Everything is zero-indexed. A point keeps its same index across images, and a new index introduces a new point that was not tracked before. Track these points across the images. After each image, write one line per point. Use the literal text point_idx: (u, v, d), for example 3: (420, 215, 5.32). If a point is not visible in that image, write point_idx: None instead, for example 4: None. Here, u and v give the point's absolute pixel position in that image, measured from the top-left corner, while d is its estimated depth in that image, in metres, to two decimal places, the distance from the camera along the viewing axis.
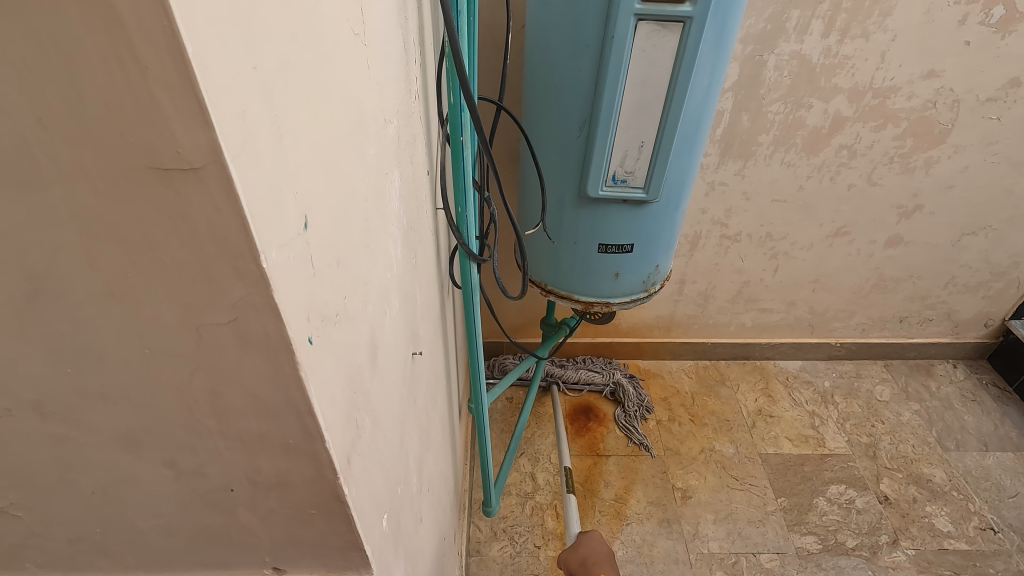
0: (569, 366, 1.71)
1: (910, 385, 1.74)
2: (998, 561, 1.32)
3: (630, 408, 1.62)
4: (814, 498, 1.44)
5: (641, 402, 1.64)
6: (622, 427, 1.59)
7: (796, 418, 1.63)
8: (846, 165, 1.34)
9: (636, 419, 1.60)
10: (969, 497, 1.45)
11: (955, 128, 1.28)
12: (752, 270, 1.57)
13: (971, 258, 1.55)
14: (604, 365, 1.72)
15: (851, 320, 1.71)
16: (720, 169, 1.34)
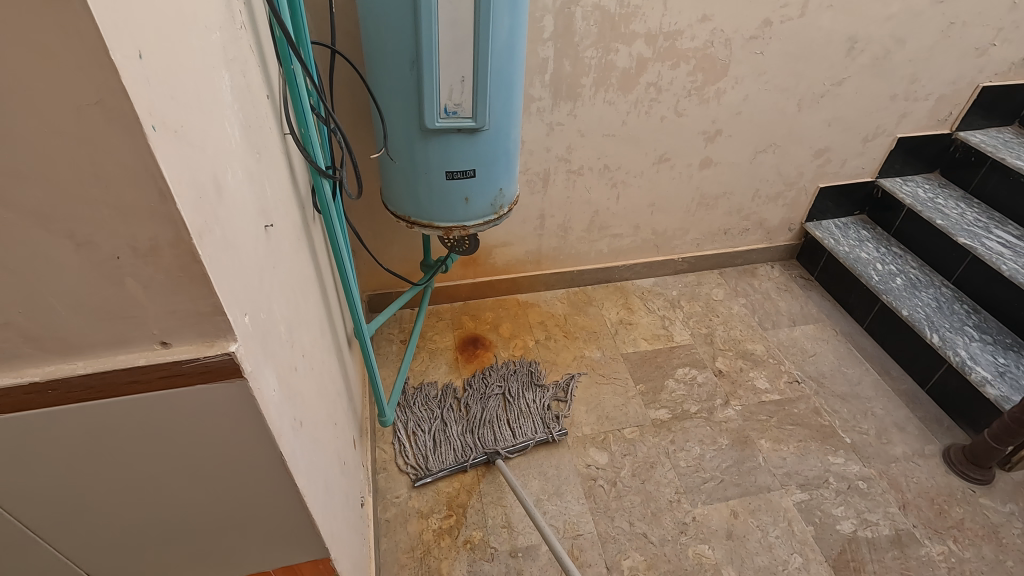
0: (472, 401, 1.63)
1: (739, 285, 2.10)
2: (801, 402, 1.69)
3: (544, 413, 1.61)
4: (665, 380, 1.74)
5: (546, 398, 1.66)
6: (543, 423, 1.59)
7: (650, 322, 1.94)
8: (656, 100, 1.62)
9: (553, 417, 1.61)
10: (781, 361, 1.81)
11: (732, 63, 1.59)
12: (599, 200, 1.82)
13: (767, 172, 1.91)
14: (501, 380, 1.69)
15: (687, 236, 2.04)
16: (555, 111, 1.57)
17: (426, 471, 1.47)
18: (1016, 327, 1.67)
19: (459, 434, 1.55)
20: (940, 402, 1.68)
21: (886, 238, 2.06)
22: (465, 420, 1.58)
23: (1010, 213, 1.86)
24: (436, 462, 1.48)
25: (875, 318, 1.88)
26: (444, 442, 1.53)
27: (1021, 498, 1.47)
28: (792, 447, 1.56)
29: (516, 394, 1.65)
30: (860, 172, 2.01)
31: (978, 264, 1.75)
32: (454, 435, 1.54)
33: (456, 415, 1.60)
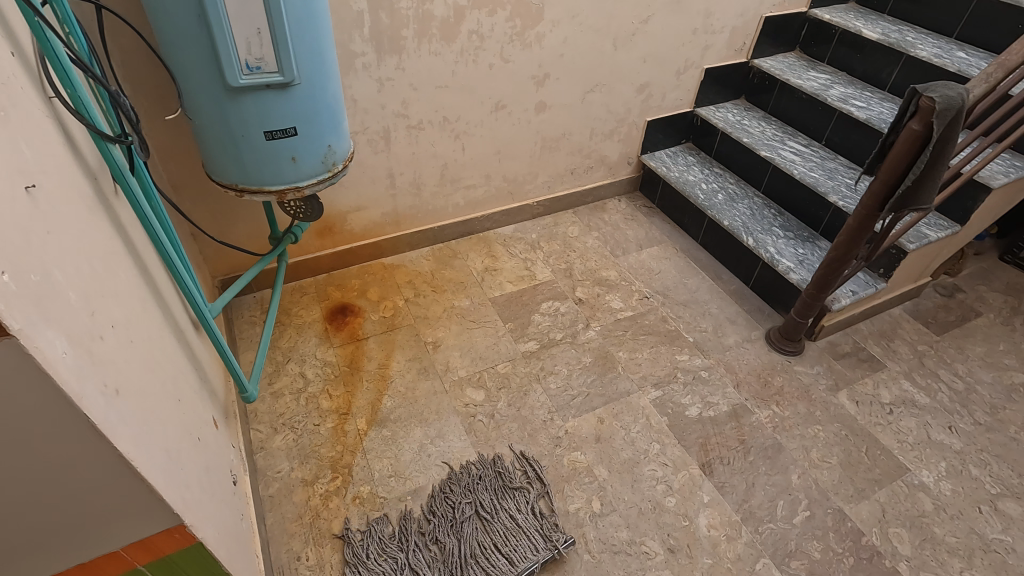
0: (444, 531, 1.32)
1: (591, 221, 2.26)
2: (651, 314, 1.88)
3: (532, 519, 1.34)
4: (532, 316, 1.85)
5: (532, 499, 1.38)
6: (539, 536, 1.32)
7: (514, 266, 2.04)
8: (481, 48, 1.67)
9: (545, 521, 1.34)
10: (632, 282, 2.00)
11: (545, 7, 1.67)
12: (445, 153, 1.86)
13: (598, 111, 2.05)
14: (471, 490, 1.40)
15: (538, 180, 2.14)
16: (381, 66, 1.56)
17: None
18: (810, 221, 1.97)
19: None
20: (761, 294, 1.95)
21: (709, 162, 2.31)
22: (442, 564, 1.27)
23: (799, 127, 2.17)
24: None
25: (706, 232, 2.11)
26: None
27: (824, 360, 1.77)
28: (645, 354, 1.75)
29: (491, 509, 1.36)
30: (679, 103, 2.22)
31: (778, 172, 2.03)
32: None
33: (428, 556, 1.28)
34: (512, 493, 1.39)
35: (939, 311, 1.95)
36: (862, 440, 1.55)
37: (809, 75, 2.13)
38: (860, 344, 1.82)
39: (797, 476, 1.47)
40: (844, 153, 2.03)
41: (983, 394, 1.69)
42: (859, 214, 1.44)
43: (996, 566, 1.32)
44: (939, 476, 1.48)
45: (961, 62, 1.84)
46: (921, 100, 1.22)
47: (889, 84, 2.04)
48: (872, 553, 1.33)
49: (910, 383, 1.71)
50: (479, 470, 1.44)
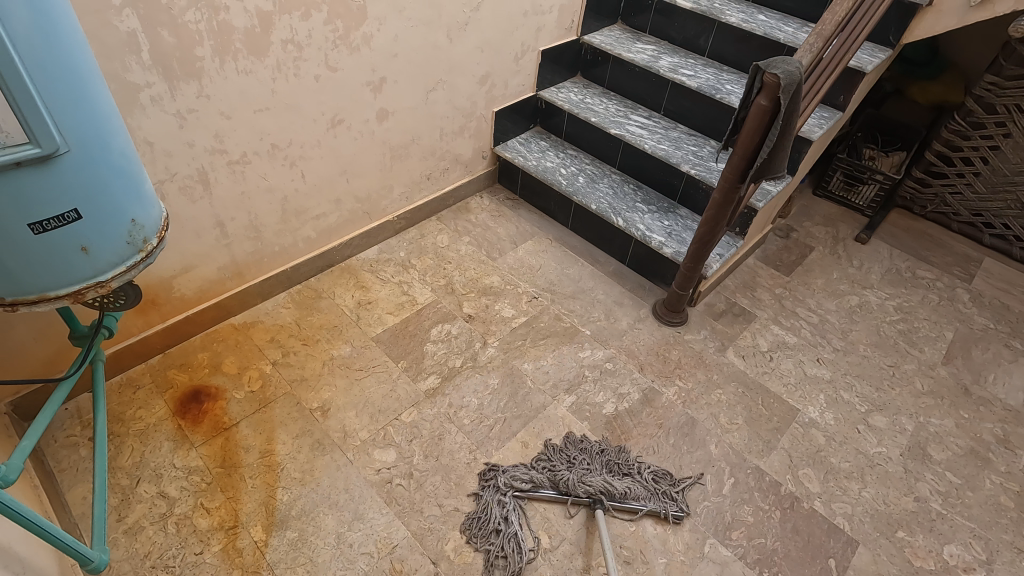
0: (579, 464, 1.43)
1: (458, 225, 2.11)
2: (544, 315, 1.82)
3: (650, 491, 1.40)
4: (424, 347, 1.68)
5: (660, 480, 1.43)
6: (652, 498, 1.39)
7: (389, 293, 1.83)
8: (301, 58, 1.40)
9: (662, 498, 1.39)
10: (517, 284, 1.91)
11: (367, 4, 1.45)
12: (282, 185, 1.57)
13: (443, 109, 1.88)
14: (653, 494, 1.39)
15: (394, 193, 1.93)
16: (177, 96, 1.24)
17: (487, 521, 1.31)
18: (667, 191, 2.04)
19: (543, 470, 1.41)
20: (639, 271, 1.99)
21: (561, 143, 2.28)
22: (555, 485, 1.39)
23: (637, 99, 2.21)
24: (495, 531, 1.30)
25: (575, 217, 2.09)
26: (520, 480, 1.39)
27: (708, 323, 1.86)
28: (550, 360, 1.69)
29: (619, 469, 1.44)
30: (522, 89, 2.14)
31: (630, 148, 2.06)
32: (540, 476, 1.39)
33: (545, 471, 1.41)
34: (650, 474, 1.43)
35: (783, 252, 2.16)
36: (757, 394, 1.67)
37: (637, 48, 2.17)
38: (731, 299, 1.95)
39: (716, 446, 1.53)
40: (683, 121, 2.11)
41: (834, 322, 1.91)
42: (723, 189, 1.48)
43: (882, 477, 1.50)
44: (823, 409, 1.65)
45: (765, 25, 1.99)
46: (765, 77, 1.26)
47: (707, 50, 2.16)
48: (792, 501, 1.43)
49: (779, 327, 1.87)
50: (630, 466, 1.45)
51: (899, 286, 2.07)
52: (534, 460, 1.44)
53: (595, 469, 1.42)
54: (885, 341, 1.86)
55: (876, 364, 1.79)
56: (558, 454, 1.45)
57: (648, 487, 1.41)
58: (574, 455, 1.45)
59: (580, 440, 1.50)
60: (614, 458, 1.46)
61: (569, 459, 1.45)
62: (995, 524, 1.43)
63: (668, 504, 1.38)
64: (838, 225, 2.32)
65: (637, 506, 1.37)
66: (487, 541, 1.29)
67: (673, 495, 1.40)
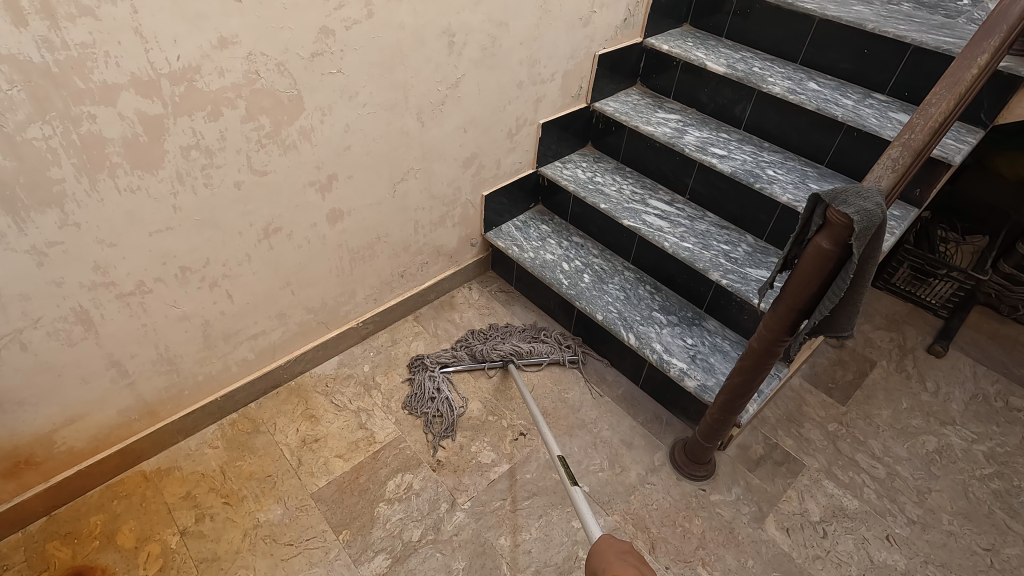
0: (494, 339, 1.71)
1: (438, 328, 1.77)
2: (531, 461, 1.45)
3: (555, 349, 1.70)
4: (375, 510, 1.33)
5: (565, 338, 1.74)
6: (556, 348, 1.70)
7: (342, 427, 1.49)
8: (212, 164, 1.09)
9: (564, 353, 1.69)
10: (501, 413, 1.56)
11: (303, 93, 1.14)
12: (201, 310, 1.26)
13: (418, 200, 1.56)
14: (557, 346, 1.71)
15: (357, 297, 1.61)
16: (29, 228, 0.94)
17: (421, 390, 1.57)
18: (692, 297, 1.66)
19: (466, 346, 1.69)
20: (655, 398, 1.60)
21: (566, 227, 1.92)
22: (476, 359, 1.65)
23: (658, 177, 1.85)
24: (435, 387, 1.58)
25: (578, 322, 1.73)
26: (447, 357, 1.66)
27: (741, 477, 1.46)
28: (534, 532, 1.32)
29: (529, 340, 1.72)
30: (520, 166, 1.80)
31: (647, 242, 1.69)
32: (465, 356, 1.66)
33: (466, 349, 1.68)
34: (555, 336, 1.74)
35: (838, 370, 1.74)
36: None
37: (658, 117, 1.81)
38: (771, 440, 1.54)
39: None
40: (713, 207, 1.74)
41: (906, 477, 1.48)
42: (764, 337, 1.11)
43: None
44: None
45: (818, 97, 1.61)
46: (829, 211, 0.89)
47: (745, 121, 1.78)
48: None
49: (835, 485, 1.46)
50: (537, 331, 1.76)
51: (988, 423, 1.63)
52: (461, 338, 1.73)
53: (509, 337, 1.72)
54: (975, 509, 1.43)
55: (965, 547, 1.35)
56: (480, 333, 1.74)
57: (550, 343, 1.72)
58: (494, 332, 1.75)
59: (503, 322, 1.80)
60: (529, 330, 1.76)
61: (490, 335, 1.74)
62: None
63: (565, 351, 1.70)
64: (904, 330, 1.90)
65: (541, 357, 1.67)
66: (424, 407, 1.54)
67: (572, 345, 1.72)
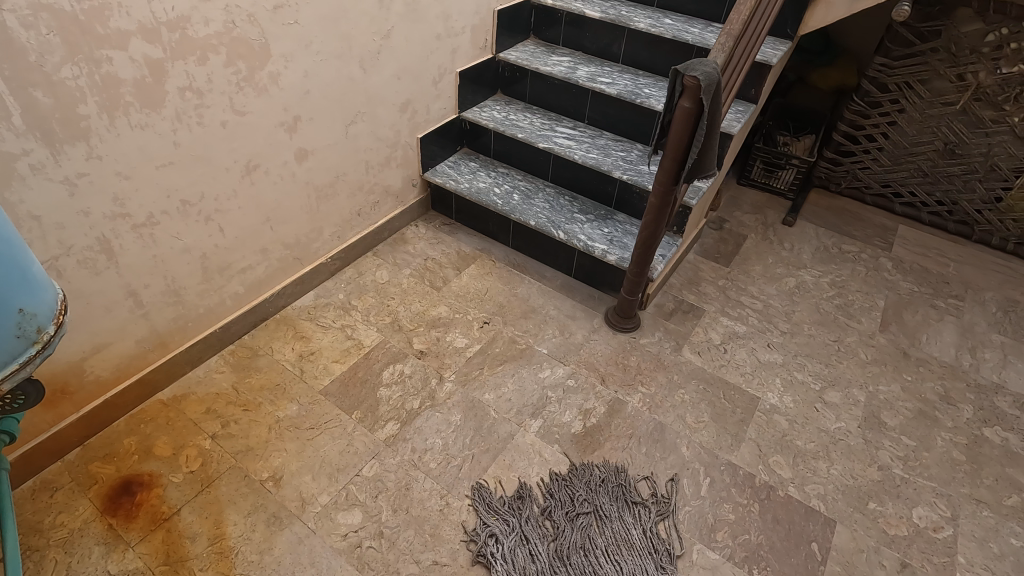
0: (568, 541, 1.32)
1: (397, 258, 2.03)
2: (498, 340, 1.77)
3: (648, 558, 1.30)
4: (377, 393, 1.59)
5: (659, 541, 1.33)
6: (650, 556, 1.31)
7: (332, 340, 1.73)
8: (203, 104, 1.30)
9: (662, 565, 1.29)
10: (466, 312, 1.85)
11: (270, 41, 1.37)
12: (199, 242, 1.45)
13: (366, 142, 1.81)
14: (646, 551, 1.31)
15: (325, 234, 1.84)
16: (63, 161, 1.11)
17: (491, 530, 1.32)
18: (603, 199, 2.05)
19: (531, 557, 1.29)
20: (587, 282, 1.98)
21: (491, 162, 2.25)
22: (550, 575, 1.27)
23: (560, 110, 2.22)
24: (505, 536, 1.31)
25: (515, 235, 2.06)
26: (510, 547, 1.30)
27: (660, 324, 1.87)
28: (511, 386, 1.64)
29: (613, 542, 1.33)
30: (445, 112, 2.10)
31: (560, 161, 2.06)
32: (533, 565, 1.28)
33: (533, 548, 1.31)
34: (647, 534, 1.34)
35: (720, 244, 2.22)
36: (718, 388, 1.68)
37: (553, 60, 2.18)
38: (678, 297, 1.97)
39: (687, 448, 1.52)
40: (608, 127, 2.13)
41: (777, 306, 1.96)
42: (659, 192, 1.49)
43: (846, 452, 1.54)
44: (781, 393, 1.68)
45: (673, 29, 2.05)
46: (685, 79, 1.28)
47: (622, 57, 2.19)
48: (768, 491, 1.44)
49: (728, 318, 1.91)
50: (622, 526, 1.36)
51: (829, 263, 2.16)
52: (528, 524, 1.35)
53: (590, 535, 1.34)
54: (825, 318, 1.93)
55: (821, 341, 1.84)
56: (554, 513, 1.37)
57: (643, 553, 1.31)
58: (571, 525, 1.35)
59: (580, 485, 1.42)
60: (606, 497, 1.40)
61: (570, 510, 1.38)
62: (953, 480, 1.49)
63: (666, 568, 1.28)
64: (765, 211, 2.41)
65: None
66: (488, 549, 1.29)
67: (665, 557, 1.30)
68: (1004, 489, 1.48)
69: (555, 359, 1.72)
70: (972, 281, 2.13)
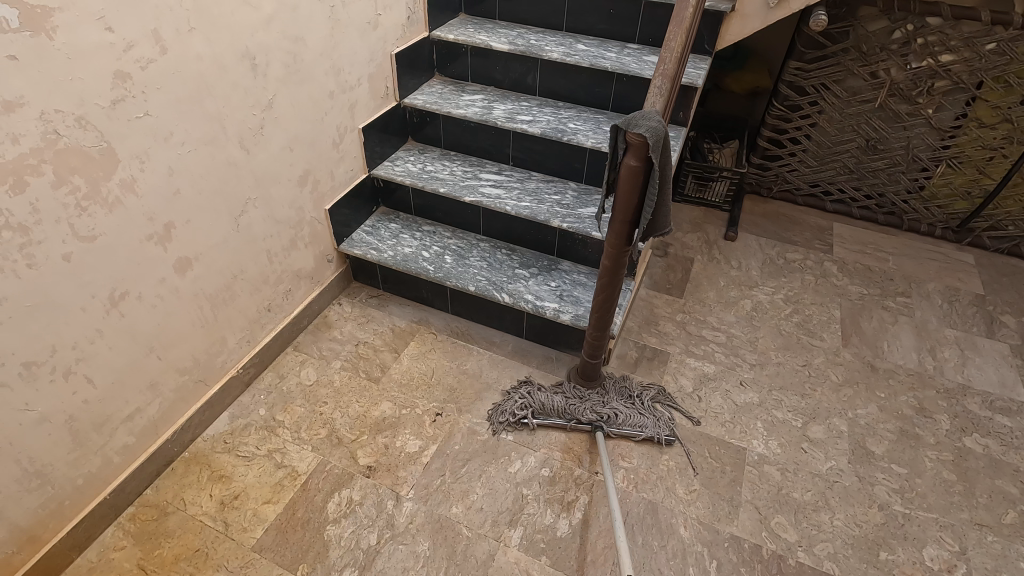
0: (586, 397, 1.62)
1: (323, 350, 1.76)
2: (455, 434, 1.55)
3: (653, 421, 1.57)
4: (324, 534, 1.33)
5: (658, 418, 1.58)
6: (650, 419, 1.57)
7: (258, 475, 1.44)
8: (32, 242, 1.00)
9: (660, 429, 1.55)
10: (413, 403, 1.62)
11: (114, 143, 1.08)
12: (61, 405, 1.14)
13: (264, 229, 1.53)
14: (648, 414, 1.59)
15: (230, 344, 1.54)
16: None
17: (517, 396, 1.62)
18: (543, 248, 1.87)
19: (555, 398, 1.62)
20: (541, 343, 1.79)
21: (414, 220, 2.01)
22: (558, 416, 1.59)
23: (481, 153, 2.02)
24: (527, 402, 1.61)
25: (454, 302, 1.85)
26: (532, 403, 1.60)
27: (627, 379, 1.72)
28: (480, 491, 1.43)
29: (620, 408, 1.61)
30: (352, 173, 1.84)
31: (491, 212, 1.86)
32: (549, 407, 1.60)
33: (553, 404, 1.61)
34: (651, 410, 1.60)
35: (669, 273, 2.10)
36: (702, 446, 1.54)
37: (465, 101, 1.98)
38: (640, 343, 1.83)
39: (685, 528, 1.37)
40: (535, 167, 1.96)
41: (740, 334, 1.87)
42: (611, 253, 1.33)
43: (844, 495, 1.45)
44: (765, 438, 1.57)
45: (588, 55, 1.90)
46: (629, 136, 1.11)
47: (538, 88, 2.02)
48: (778, 563, 1.32)
49: (695, 359, 1.78)
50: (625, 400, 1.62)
51: (779, 276, 2.10)
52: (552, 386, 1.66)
53: (601, 397, 1.63)
54: (789, 340, 1.85)
55: (792, 369, 1.76)
56: (572, 382, 1.67)
57: (646, 416, 1.58)
58: (585, 389, 1.65)
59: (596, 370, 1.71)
60: (615, 384, 1.67)
61: (584, 390, 1.65)
62: (952, 506, 1.43)
63: (660, 429, 1.55)
64: (705, 227, 2.33)
65: (635, 431, 1.54)
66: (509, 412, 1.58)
67: (663, 422, 1.57)
68: (1000, 505, 1.43)
69: (524, 447, 1.53)
70: (913, 274, 2.13)
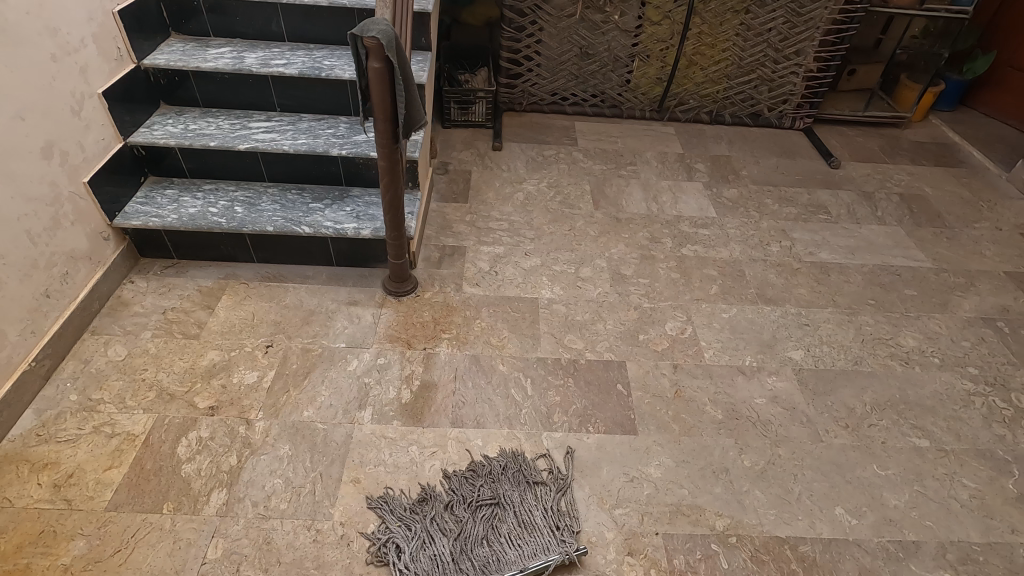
0: (473, 529, 1.32)
1: (126, 326, 1.71)
2: (290, 357, 1.66)
3: (555, 536, 1.31)
4: (182, 472, 1.38)
5: (561, 525, 1.33)
6: (552, 531, 1.32)
7: (90, 449, 1.41)
8: None
9: (565, 541, 1.30)
10: (240, 345, 1.69)
11: None
12: None
13: (15, 207, 1.43)
14: (548, 532, 1.31)
15: (11, 337, 1.44)
16: None
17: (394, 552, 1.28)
18: (331, 180, 2.01)
19: (438, 543, 1.30)
20: (352, 264, 1.96)
21: (191, 183, 1.99)
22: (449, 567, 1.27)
23: (244, 105, 2.05)
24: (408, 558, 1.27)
25: (257, 249, 1.91)
26: (414, 557, 1.27)
27: (435, 274, 1.97)
28: (326, 392, 1.58)
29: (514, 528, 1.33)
30: (105, 142, 1.75)
31: (270, 157, 1.93)
32: (435, 557, 1.27)
33: (439, 546, 1.29)
34: (551, 520, 1.33)
35: (453, 185, 2.39)
36: (505, 305, 1.88)
37: (213, 54, 1.98)
38: (439, 244, 2.09)
39: (503, 364, 1.69)
40: (304, 109, 2.06)
41: (519, 219, 2.23)
42: (385, 154, 1.53)
43: (610, 308, 1.90)
44: (551, 286, 1.96)
45: None
46: (366, 41, 1.31)
47: (285, 35, 2.10)
48: (575, 365, 1.71)
49: (487, 245, 2.11)
50: (518, 514, 1.35)
51: (541, 170, 2.51)
52: (432, 523, 1.33)
53: (495, 527, 1.33)
54: (556, 215, 2.27)
55: (562, 234, 2.18)
56: (457, 508, 1.36)
57: (546, 534, 1.31)
58: (473, 517, 1.35)
59: (483, 476, 1.41)
60: (504, 478, 1.41)
61: (470, 513, 1.35)
62: (679, 293, 1.97)
63: (567, 544, 1.29)
64: (475, 144, 2.65)
65: (542, 565, 1.26)
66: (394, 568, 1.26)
67: (569, 533, 1.32)
68: (707, 284, 2.01)
69: (357, 349, 1.70)
70: (636, 148, 2.71)
